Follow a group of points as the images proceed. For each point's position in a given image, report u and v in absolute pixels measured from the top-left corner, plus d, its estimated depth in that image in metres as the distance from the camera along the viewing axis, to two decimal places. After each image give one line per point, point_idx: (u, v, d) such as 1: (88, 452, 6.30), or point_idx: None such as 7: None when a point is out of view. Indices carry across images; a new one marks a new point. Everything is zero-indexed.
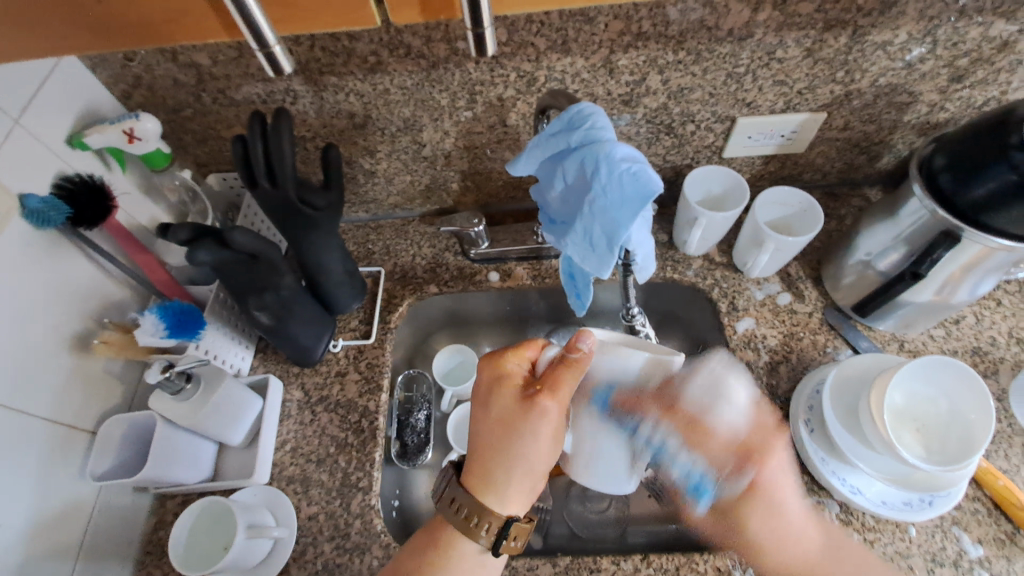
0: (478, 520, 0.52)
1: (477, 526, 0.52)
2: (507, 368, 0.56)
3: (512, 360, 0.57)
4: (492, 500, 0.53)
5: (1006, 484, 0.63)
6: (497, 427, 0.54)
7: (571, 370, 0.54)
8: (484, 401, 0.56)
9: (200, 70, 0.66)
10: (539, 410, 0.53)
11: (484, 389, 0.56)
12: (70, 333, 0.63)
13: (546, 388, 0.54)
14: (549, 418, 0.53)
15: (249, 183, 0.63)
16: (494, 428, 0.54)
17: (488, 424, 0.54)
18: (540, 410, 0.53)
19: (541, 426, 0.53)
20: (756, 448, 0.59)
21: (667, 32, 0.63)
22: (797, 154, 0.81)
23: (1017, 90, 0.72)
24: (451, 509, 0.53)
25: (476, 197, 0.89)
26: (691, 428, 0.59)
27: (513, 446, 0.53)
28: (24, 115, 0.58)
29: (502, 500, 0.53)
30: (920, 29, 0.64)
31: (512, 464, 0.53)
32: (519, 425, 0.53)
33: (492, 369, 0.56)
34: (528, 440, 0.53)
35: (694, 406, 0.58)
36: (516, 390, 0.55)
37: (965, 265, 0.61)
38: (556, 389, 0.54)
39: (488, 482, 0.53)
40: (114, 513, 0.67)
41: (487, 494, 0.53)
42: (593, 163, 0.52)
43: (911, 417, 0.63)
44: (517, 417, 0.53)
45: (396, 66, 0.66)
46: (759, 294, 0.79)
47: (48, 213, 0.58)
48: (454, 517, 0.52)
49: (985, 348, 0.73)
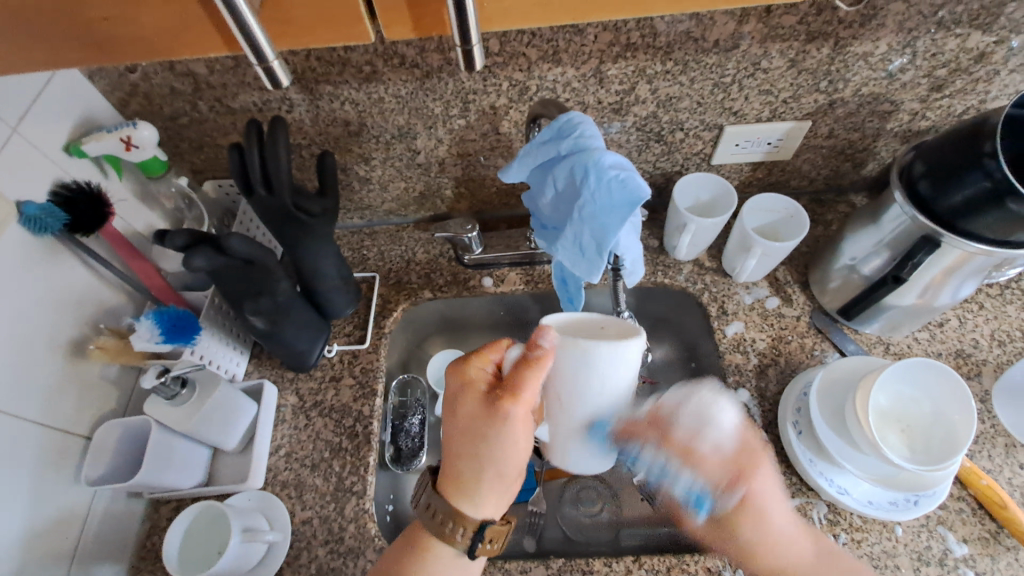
0: (452, 524, 0.53)
1: (452, 531, 0.53)
2: (472, 372, 0.55)
3: (476, 363, 0.56)
4: (462, 503, 0.54)
5: (988, 484, 0.64)
6: (462, 429, 0.54)
7: (531, 370, 0.51)
8: (451, 405, 0.56)
9: (197, 79, 0.67)
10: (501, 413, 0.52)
11: (450, 393, 0.57)
12: (65, 339, 0.64)
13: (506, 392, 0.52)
14: (511, 419, 0.52)
15: (245, 190, 0.64)
16: (462, 430, 0.54)
17: (457, 427, 0.55)
18: (502, 414, 0.52)
19: (504, 428, 0.53)
20: (745, 478, 0.55)
21: (655, 43, 0.65)
22: (783, 161, 0.83)
23: (995, 99, 0.74)
24: (432, 517, 0.54)
25: (470, 204, 0.90)
26: (689, 454, 0.54)
27: (477, 448, 0.53)
28: (22, 123, 0.58)
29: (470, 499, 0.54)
30: (899, 40, 0.66)
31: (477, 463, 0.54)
32: (484, 428, 0.53)
33: (457, 374, 0.56)
34: (492, 442, 0.53)
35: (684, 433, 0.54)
36: (481, 394, 0.54)
37: (946, 269, 0.63)
38: (517, 392, 0.52)
39: (457, 481, 0.54)
40: (108, 518, 0.67)
41: (460, 497, 0.54)
42: (582, 170, 0.53)
43: (896, 418, 0.64)
44: (481, 418, 0.53)
45: (390, 75, 0.68)
46: (748, 299, 0.80)
47: (45, 220, 0.58)
48: (444, 519, 0.53)
49: (968, 350, 0.74)
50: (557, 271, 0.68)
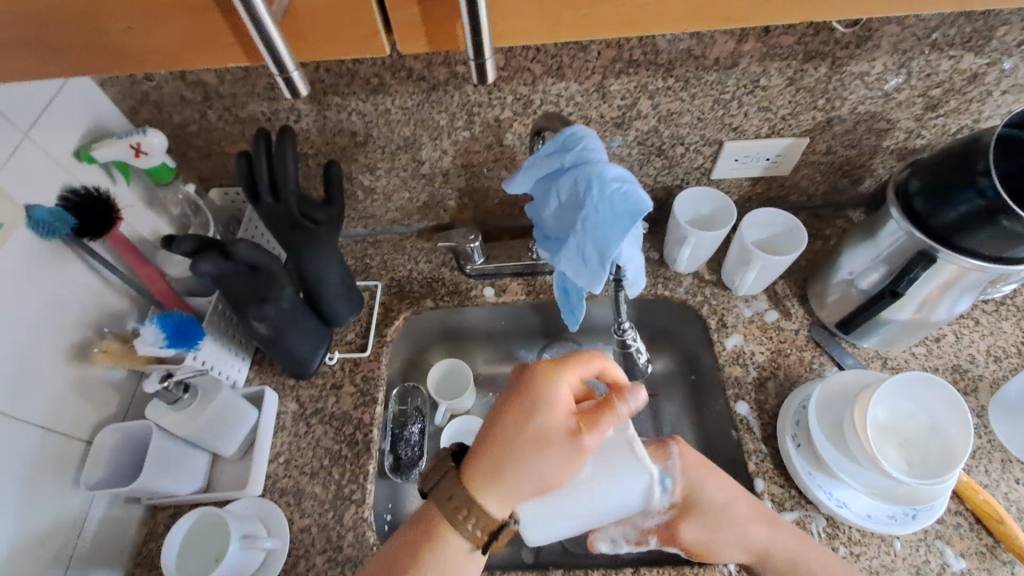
0: (466, 514, 0.51)
1: (464, 519, 0.51)
2: (558, 380, 0.54)
3: (564, 382, 0.54)
4: (490, 501, 0.51)
5: (985, 498, 0.64)
6: (524, 441, 0.51)
7: (611, 416, 0.52)
8: (522, 409, 0.53)
9: (207, 88, 0.69)
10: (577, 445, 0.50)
11: (530, 395, 0.54)
12: (69, 342, 0.64)
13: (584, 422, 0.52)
14: (581, 455, 0.50)
15: (252, 197, 0.65)
16: (523, 432, 0.52)
17: (517, 425, 0.52)
18: (575, 438, 0.51)
19: (569, 459, 0.50)
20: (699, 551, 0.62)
21: (657, 60, 0.67)
22: (782, 177, 0.85)
23: (988, 119, 0.75)
24: (448, 503, 0.51)
25: (473, 215, 0.91)
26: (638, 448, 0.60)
27: (532, 464, 0.50)
28: (34, 129, 0.59)
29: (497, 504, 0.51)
30: (895, 61, 0.68)
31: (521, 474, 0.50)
32: (550, 441, 0.51)
33: (543, 377, 0.54)
34: (551, 462, 0.50)
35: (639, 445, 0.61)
36: (561, 406, 0.53)
37: (941, 284, 0.64)
38: (595, 425, 0.51)
39: (493, 482, 0.51)
40: (105, 523, 0.66)
41: (486, 492, 0.51)
42: (586, 181, 0.54)
43: (893, 432, 0.65)
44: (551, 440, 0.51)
45: (397, 87, 0.69)
46: (748, 312, 0.81)
47: (53, 224, 0.59)
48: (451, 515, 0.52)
49: (965, 366, 0.75)
50: (559, 282, 0.69)
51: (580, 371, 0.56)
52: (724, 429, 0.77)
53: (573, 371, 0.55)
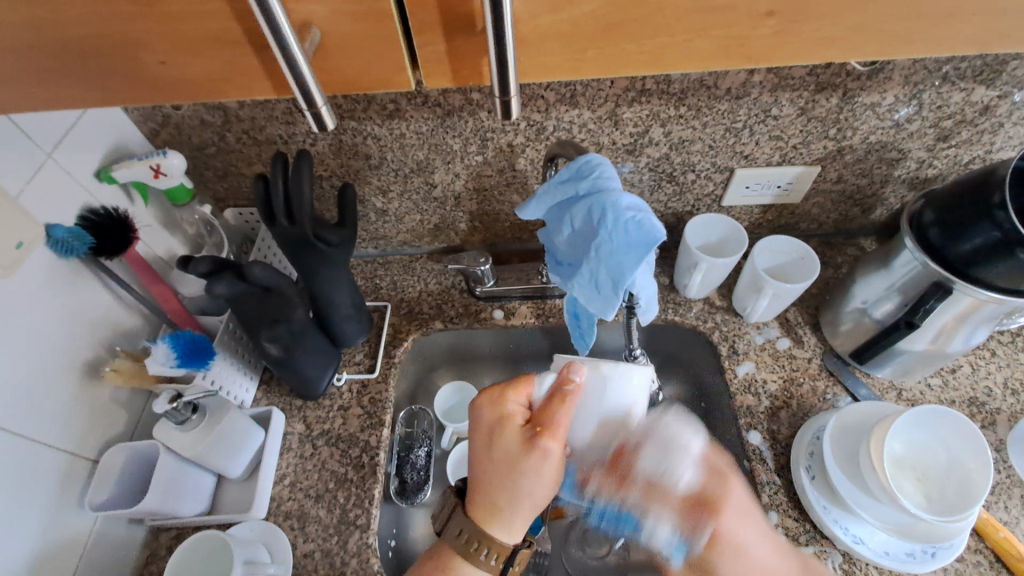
0: (479, 545, 0.54)
1: (484, 554, 0.54)
2: (508, 407, 0.57)
3: (512, 400, 0.58)
4: (496, 526, 0.54)
5: (1006, 536, 0.62)
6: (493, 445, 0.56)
7: (515, 390, 0.58)
8: (493, 434, 0.56)
9: (227, 111, 0.70)
10: (539, 452, 0.54)
11: (488, 426, 0.57)
12: (81, 360, 0.64)
13: (546, 423, 0.54)
14: (548, 458, 0.54)
15: (267, 219, 0.65)
16: (495, 462, 0.55)
17: (488, 457, 0.56)
18: (501, 418, 0.56)
19: (543, 466, 0.54)
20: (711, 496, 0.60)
21: (670, 90, 0.67)
22: (793, 205, 0.85)
23: (1000, 149, 0.76)
24: (459, 538, 0.55)
25: (483, 237, 0.92)
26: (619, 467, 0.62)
27: (513, 484, 0.54)
28: (58, 150, 0.61)
29: (505, 537, 0.55)
30: (905, 93, 0.68)
31: (502, 484, 0.54)
32: (498, 439, 0.56)
33: (494, 407, 0.57)
34: (491, 455, 0.56)
35: (648, 468, 0.60)
36: (515, 427, 0.56)
37: (956, 315, 0.63)
38: (516, 404, 0.57)
39: (492, 509, 0.54)
40: (108, 544, 0.65)
41: (492, 520, 0.54)
42: (600, 210, 0.54)
43: (911, 466, 0.63)
44: (493, 423, 0.56)
45: (412, 113, 0.70)
46: (759, 339, 0.80)
47: (72, 242, 0.60)
48: (463, 542, 0.54)
49: (982, 399, 0.74)
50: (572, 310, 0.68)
51: (525, 390, 0.58)
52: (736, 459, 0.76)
53: (511, 391, 0.58)
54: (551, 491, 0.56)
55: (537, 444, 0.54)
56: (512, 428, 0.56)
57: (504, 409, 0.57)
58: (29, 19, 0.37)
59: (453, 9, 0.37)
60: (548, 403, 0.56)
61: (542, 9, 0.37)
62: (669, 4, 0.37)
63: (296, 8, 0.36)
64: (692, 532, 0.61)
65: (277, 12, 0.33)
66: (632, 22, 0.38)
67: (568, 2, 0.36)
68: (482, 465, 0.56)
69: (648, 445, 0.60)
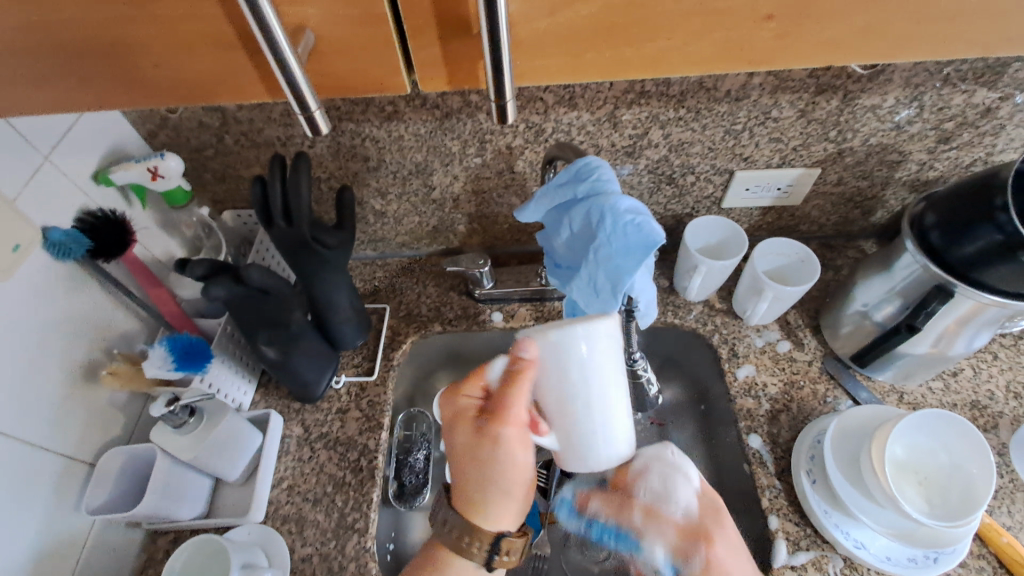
0: (470, 538, 0.57)
1: (469, 545, 0.57)
2: (463, 400, 0.61)
3: (467, 392, 0.61)
4: (478, 514, 0.58)
5: (1009, 542, 0.62)
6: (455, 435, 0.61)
7: (473, 382, 0.61)
8: (453, 425, 0.61)
9: (225, 113, 0.70)
10: (493, 439, 0.59)
11: (449, 418, 0.62)
12: (78, 363, 0.64)
13: (495, 417, 0.58)
14: (499, 443, 0.59)
15: (264, 222, 0.65)
16: (459, 450, 0.61)
17: (455, 448, 0.61)
18: (458, 410, 0.61)
19: (496, 450, 0.59)
20: (701, 532, 0.60)
21: (669, 92, 0.67)
22: (793, 207, 0.85)
23: (1001, 152, 0.75)
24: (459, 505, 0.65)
25: (482, 239, 0.91)
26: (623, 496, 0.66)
27: (477, 469, 0.59)
28: (55, 153, 0.61)
29: (489, 525, 0.58)
30: (906, 95, 0.68)
31: (471, 471, 0.59)
32: (457, 430, 0.61)
33: (450, 400, 0.62)
34: (457, 446, 0.61)
35: (647, 495, 0.64)
36: (469, 418, 0.60)
37: (958, 319, 0.63)
38: (473, 394, 0.61)
39: (470, 496, 0.59)
40: (104, 549, 0.65)
41: (475, 510, 0.58)
42: (598, 213, 0.54)
43: (912, 470, 0.63)
44: (454, 419, 0.61)
45: (411, 115, 0.70)
46: (759, 341, 0.80)
47: (69, 245, 0.60)
48: (448, 533, 0.58)
49: (984, 402, 0.73)
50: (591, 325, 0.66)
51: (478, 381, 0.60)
52: (736, 462, 0.75)
53: (465, 384, 0.61)
54: (528, 470, 0.60)
55: (489, 435, 0.59)
56: (467, 422, 0.60)
57: (458, 402, 0.61)
58: (22, 21, 0.36)
59: (449, 12, 0.36)
60: (495, 395, 0.58)
61: (539, 11, 0.36)
62: (667, 7, 0.37)
63: (290, 11, 0.36)
64: (684, 561, 0.61)
65: (270, 17, 0.33)
66: (631, 25, 0.38)
67: (565, 3, 0.36)
68: (454, 453, 0.62)
69: (649, 471, 0.64)
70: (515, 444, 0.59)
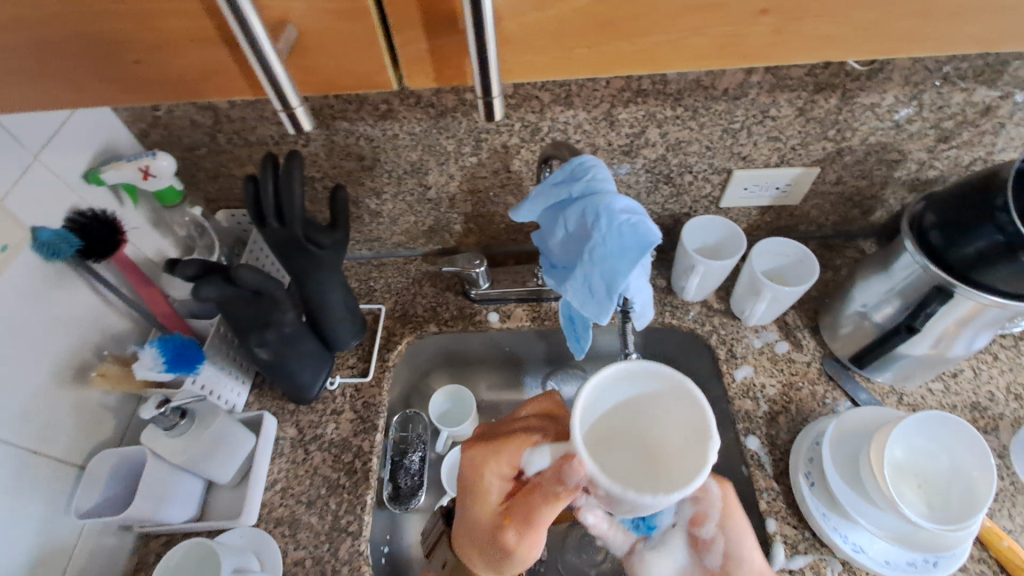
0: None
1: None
2: (485, 480, 0.52)
3: (491, 468, 0.52)
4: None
5: (1010, 545, 0.61)
6: (470, 513, 0.53)
7: (500, 458, 0.52)
8: (469, 500, 0.53)
9: (217, 112, 0.69)
10: (504, 543, 0.50)
11: (467, 488, 0.53)
12: (67, 365, 0.63)
13: (515, 520, 0.49)
14: (511, 552, 0.50)
15: (257, 222, 0.64)
16: (468, 531, 0.53)
17: (463, 523, 0.53)
18: (480, 487, 0.52)
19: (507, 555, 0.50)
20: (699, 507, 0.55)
21: (666, 90, 0.66)
22: (791, 206, 0.84)
23: (1002, 151, 0.75)
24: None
25: (478, 239, 0.91)
26: None
27: (484, 559, 0.52)
28: (45, 151, 0.60)
29: None
30: (905, 93, 0.67)
31: (477, 556, 0.52)
32: (474, 512, 0.52)
33: (473, 471, 0.53)
34: (467, 524, 0.53)
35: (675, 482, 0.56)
36: (489, 504, 0.52)
37: (958, 319, 0.62)
38: (501, 472, 0.52)
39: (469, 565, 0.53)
40: (94, 552, 0.64)
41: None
42: (593, 213, 0.53)
43: (912, 472, 0.62)
44: (472, 489, 0.53)
45: (405, 113, 0.69)
46: (757, 342, 0.79)
47: (58, 245, 0.59)
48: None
49: (984, 404, 0.72)
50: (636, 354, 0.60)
51: (511, 459, 0.52)
52: (734, 464, 0.75)
53: (494, 459, 0.53)
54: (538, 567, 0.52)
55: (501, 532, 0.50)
56: (486, 507, 0.52)
57: (482, 480, 0.52)
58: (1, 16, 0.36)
59: (435, 5, 0.36)
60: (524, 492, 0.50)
61: (526, 5, 0.36)
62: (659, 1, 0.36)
63: (271, 5, 0.35)
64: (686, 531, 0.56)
65: (248, 11, 0.32)
66: (623, 20, 0.37)
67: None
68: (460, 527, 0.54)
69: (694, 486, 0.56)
70: (529, 550, 0.50)
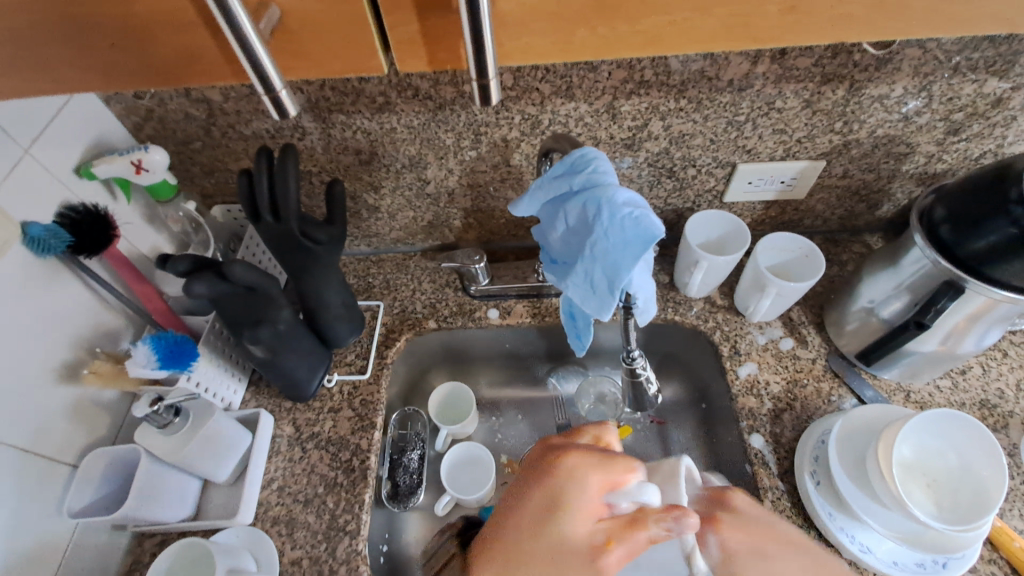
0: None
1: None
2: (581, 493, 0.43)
3: (592, 483, 0.44)
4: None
5: (1021, 546, 0.60)
6: (555, 532, 0.42)
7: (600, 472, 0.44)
8: (555, 511, 0.43)
9: (211, 105, 0.68)
10: None
11: (553, 496, 0.44)
12: (59, 362, 0.62)
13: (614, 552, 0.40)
14: None
15: (252, 217, 0.63)
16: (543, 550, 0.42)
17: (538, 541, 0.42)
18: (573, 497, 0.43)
19: None
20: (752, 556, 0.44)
21: (669, 82, 0.65)
22: (797, 201, 0.82)
23: (1013, 143, 0.73)
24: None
25: (478, 234, 0.89)
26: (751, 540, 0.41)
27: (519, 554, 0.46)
28: (35, 145, 0.59)
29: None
30: (915, 84, 0.66)
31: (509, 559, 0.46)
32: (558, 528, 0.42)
33: (562, 479, 0.45)
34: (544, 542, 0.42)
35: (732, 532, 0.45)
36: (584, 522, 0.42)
37: (968, 315, 0.61)
38: (599, 487, 0.44)
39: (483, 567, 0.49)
40: (88, 552, 0.63)
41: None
42: (595, 206, 0.52)
43: (921, 471, 0.60)
44: (566, 502, 0.43)
45: (403, 106, 0.68)
46: (761, 339, 0.78)
47: (49, 241, 0.58)
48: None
49: (993, 401, 0.71)
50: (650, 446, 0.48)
51: (614, 476, 0.44)
52: (737, 463, 0.73)
53: (598, 472, 0.44)
54: None
55: (602, 555, 0.40)
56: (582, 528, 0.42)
57: (580, 491, 0.44)
58: None
59: None
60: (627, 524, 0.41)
61: None
62: None
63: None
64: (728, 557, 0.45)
65: None
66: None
67: None
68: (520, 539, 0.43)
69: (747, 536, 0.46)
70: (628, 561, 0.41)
